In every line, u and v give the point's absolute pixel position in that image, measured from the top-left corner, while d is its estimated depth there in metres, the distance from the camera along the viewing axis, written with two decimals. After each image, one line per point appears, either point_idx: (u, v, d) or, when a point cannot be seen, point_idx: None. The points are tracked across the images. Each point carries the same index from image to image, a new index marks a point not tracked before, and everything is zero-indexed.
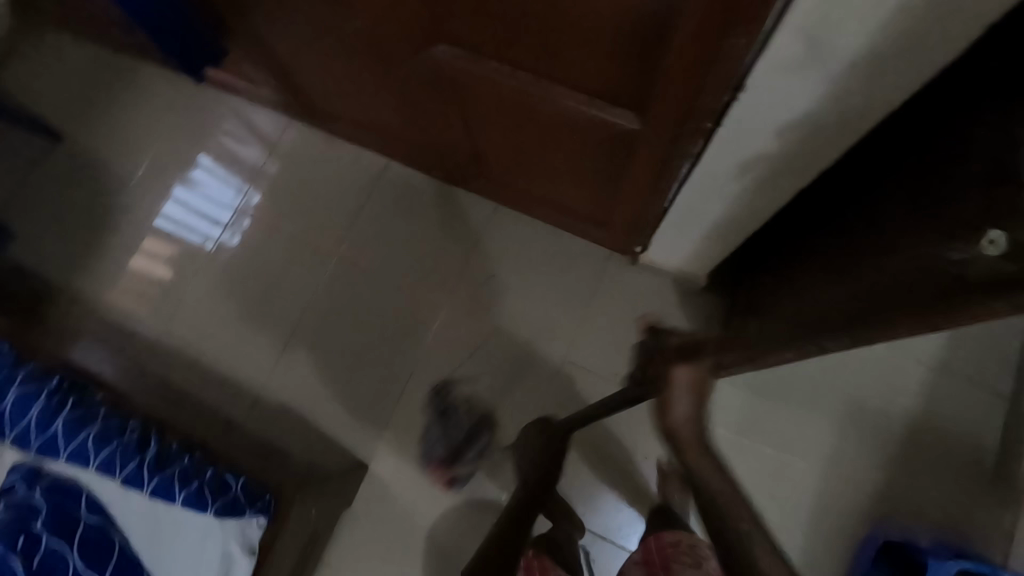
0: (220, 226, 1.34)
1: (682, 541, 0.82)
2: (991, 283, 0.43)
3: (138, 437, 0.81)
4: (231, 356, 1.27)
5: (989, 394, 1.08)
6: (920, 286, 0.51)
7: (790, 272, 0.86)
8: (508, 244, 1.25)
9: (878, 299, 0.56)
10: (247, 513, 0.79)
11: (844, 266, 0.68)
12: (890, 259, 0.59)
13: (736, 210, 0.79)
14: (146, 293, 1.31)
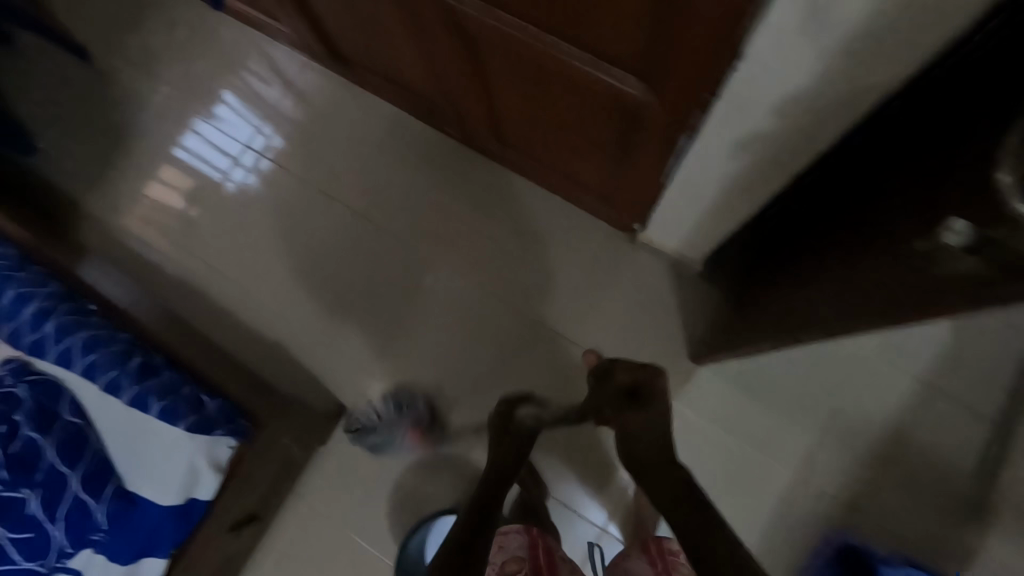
0: (237, 165, 1.35)
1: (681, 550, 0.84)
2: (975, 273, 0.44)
3: (125, 347, 0.84)
4: (233, 289, 1.30)
5: (976, 418, 1.06)
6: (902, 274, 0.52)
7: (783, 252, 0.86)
8: (512, 211, 1.25)
9: (865, 285, 0.58)
10: (217, 432, 0.81)
11: (830, 249, 0.69)
12: (870, 243, 0.60)
13: (733, 193, 0.77)
14: (157, 217, 1.34)
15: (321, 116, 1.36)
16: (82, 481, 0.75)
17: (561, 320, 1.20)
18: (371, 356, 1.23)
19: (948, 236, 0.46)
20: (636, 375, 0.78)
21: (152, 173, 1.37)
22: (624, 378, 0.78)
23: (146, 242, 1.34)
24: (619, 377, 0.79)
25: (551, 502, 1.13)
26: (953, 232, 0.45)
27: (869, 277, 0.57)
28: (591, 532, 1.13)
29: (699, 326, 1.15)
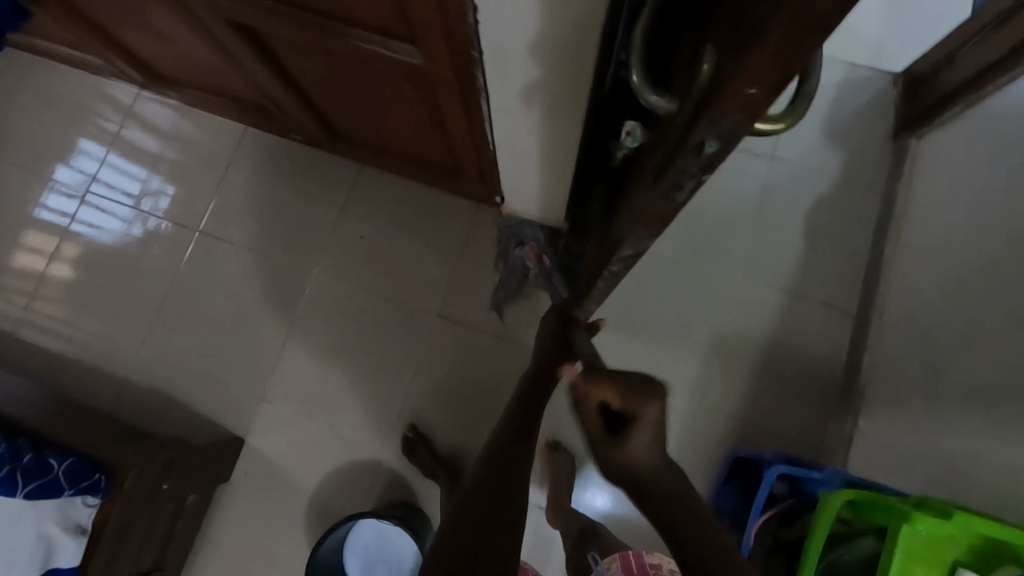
0: (121, 218, 1.27)
1: (662, 564, 0.79)
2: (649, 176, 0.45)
3: None
4: (103, 341, 1.22)
5: (839, 314, 1.15)
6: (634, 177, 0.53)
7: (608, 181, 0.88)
8: (381, 206, 1.24)
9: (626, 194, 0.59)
10: (65, 494, 0.78)
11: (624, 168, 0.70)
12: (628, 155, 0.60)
13: (546, 144, 0.79)
14: (13, 283, 1.25)
15: (171, 145, 1.29)
16: None
17: (448, 302, 1.20)
18: (264, 380, 1.19)
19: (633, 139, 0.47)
20: (621, 397, 0.47)
21: (12, 242, 1.27)
22: (612, 404, 0.47)
23: (4, 313, 1.24)
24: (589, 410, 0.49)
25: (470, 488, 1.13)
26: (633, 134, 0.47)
27: (627, 198, 0.59)
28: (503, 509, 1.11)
29: None
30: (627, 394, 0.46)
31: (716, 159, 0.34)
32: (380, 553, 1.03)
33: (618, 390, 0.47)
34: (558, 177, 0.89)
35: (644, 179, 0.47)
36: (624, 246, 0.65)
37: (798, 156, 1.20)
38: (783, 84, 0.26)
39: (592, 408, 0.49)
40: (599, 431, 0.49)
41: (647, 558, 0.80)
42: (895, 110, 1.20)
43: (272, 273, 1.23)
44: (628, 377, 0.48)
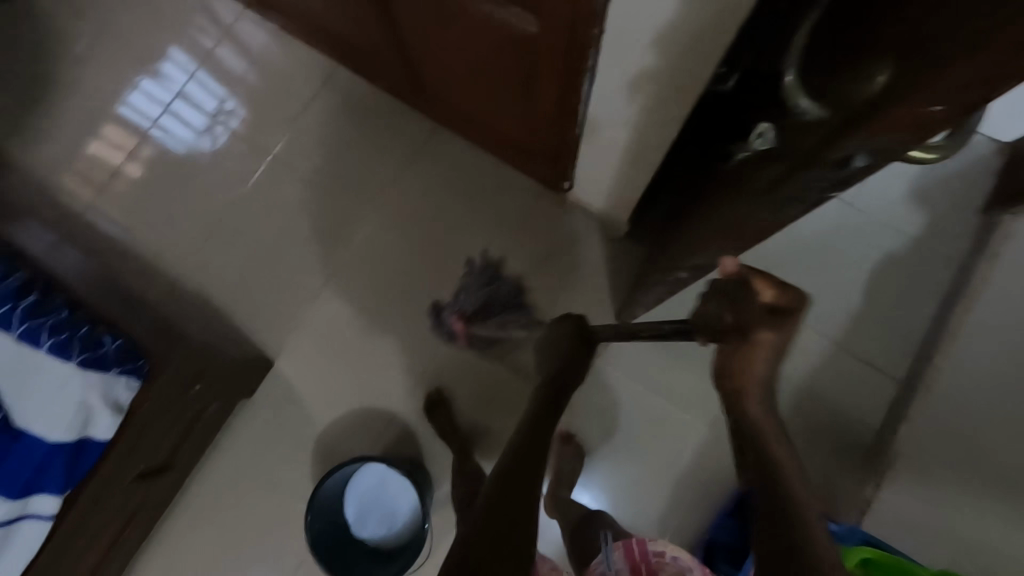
0: (195, 132, 1.31)
1: (666, 552, 0.79)
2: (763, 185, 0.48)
3: (19, 282, 0.82)
4: (159, 240, 1.27)
5: (882, 375, 1.11)
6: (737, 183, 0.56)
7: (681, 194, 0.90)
8: (448, 168, 1.25)
9: (716, 202, 0.62)
10: (112, 371, 0.82)
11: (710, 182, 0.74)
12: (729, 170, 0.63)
13: (635, 137, 0.78)
14: (86, 171, 1.30)
15: (258, 68, 1.32)
16: None
17: (434, 306, 1.21)
18: (302, 310, 1.22)
19: (759, 143, 0.50)
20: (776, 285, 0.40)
21: (94, 131, 1.32)
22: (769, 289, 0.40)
23: (73, 198, 1.29)
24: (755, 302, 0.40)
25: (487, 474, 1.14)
26: (764, 138, 0.49)
27: (716, 207, 0.60)
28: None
29: (625, 282, 1.17)
30: (784, 284, 0.40)
31: (854, 171, 0.37)
32: (375, 501, 1.05)
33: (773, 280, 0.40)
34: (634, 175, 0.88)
35: (747, 191, 0.50)
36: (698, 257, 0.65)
37: (879, 208, 1.16)
38: (964, 110, 0.29)
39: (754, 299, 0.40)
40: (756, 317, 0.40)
41: (650, 547, 0.80)
42: (992, 179, 1.15)
43: (330, 210, 1.25)
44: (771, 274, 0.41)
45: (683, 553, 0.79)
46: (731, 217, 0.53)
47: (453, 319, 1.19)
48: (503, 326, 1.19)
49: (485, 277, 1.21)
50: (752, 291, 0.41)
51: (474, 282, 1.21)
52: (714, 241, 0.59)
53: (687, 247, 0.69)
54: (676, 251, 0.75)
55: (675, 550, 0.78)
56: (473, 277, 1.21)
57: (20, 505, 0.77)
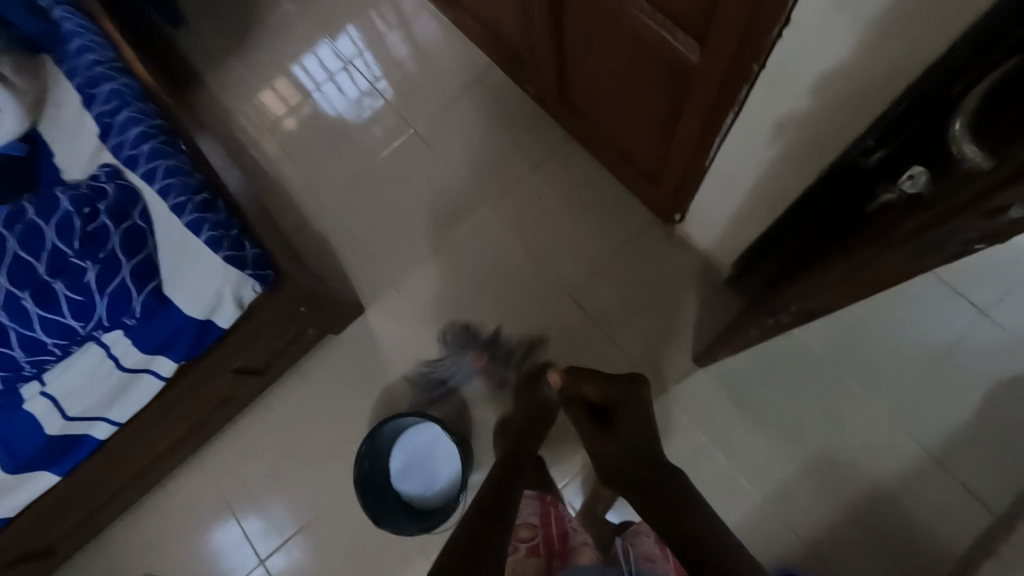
0: (346, 102, 1.47)
1: None
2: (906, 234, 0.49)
3: (196, 183, 0.97)
4: (300, 182, 1.43)
5: (979, 505, 1.00)
6: (881, 231, 0.57)
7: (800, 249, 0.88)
8: (565, 178, 1.31)
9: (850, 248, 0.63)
10: (245, 272, 0.92)
11: (840, 236, 0.73)
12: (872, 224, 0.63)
13: (767, 182, 0.79)
14: (257, 113, 1.50)
15: (420, 55, 1.47)
16: (131, 271, 0.84)
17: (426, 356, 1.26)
18: (402, 272, 1.32)
19: (909, 184, 0.57)
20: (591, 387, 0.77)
21: (273, 80, 1.52)
22: (595, 394, 0.77)
23: (240, 132, 1.49)
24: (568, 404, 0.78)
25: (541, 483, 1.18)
26: (913, 181, 0.57)
27: (837, 260, 0.62)
28: None
29: (711, 329, 1.16)
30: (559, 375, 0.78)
31: (999, 226, 0.39)
32: (421, 460, 1.10)
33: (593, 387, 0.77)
34: (753, 218, 0.89)
35: (881, 241, 0.52)
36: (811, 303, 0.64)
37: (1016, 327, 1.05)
38: None
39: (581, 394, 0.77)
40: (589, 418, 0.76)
41: None
42: None
43: (449, 190, 1.36)
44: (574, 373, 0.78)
45: None
46: (853, 265, 0.55)
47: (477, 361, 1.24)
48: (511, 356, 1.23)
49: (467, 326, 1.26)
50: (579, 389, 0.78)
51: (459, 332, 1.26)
52: (834, 292, 0.58)
53: (796, 295, 0.68)
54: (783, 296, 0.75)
55: None
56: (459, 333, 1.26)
57: (148, 360, 0.90)
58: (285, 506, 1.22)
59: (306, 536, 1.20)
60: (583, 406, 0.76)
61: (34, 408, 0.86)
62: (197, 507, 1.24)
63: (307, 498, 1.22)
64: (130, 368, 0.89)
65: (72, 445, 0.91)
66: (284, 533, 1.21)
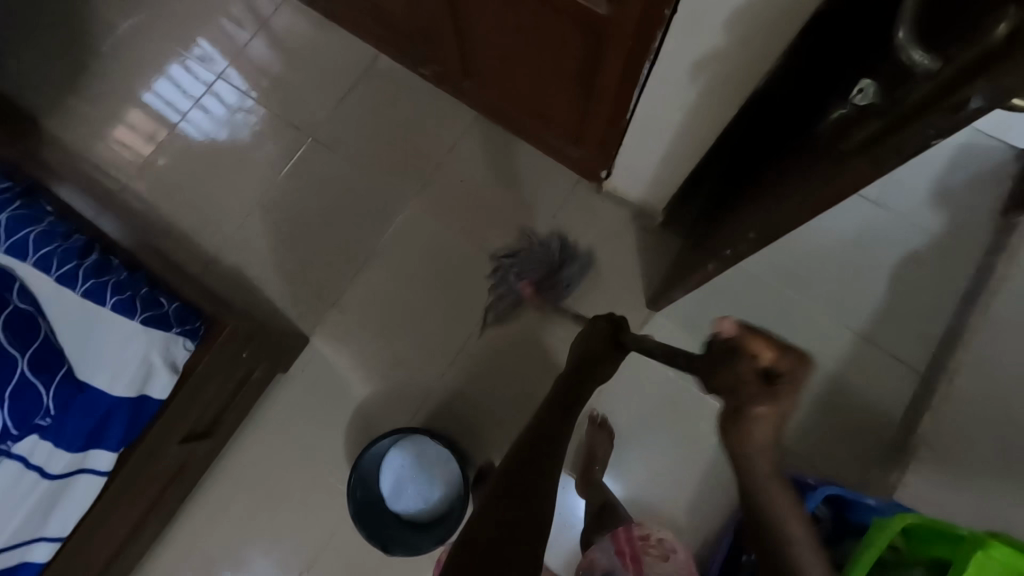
0: (216, 123, 1.33)
1: (650, 534, 0.95)
2: (859, 146, 0.53)
3: (81, 245, 0.85)
4: (196, 219, 1.28)
5: (908, 369, 1.14)
6: (826, 142, 0.62)
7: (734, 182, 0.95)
8: (484, 157, 1.29)
9: (798, 164, 0.68)
10: (173, 330, 0.84)
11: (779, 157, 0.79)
12: (808, 139, 0.69)
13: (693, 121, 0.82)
14: (120, 154, 1.32)
15: (297, 57, 1.35)
16: (30, 363, 0.71)
17: (389, 368, 1.20)
18: (339, 289, 1.24)
19: (859, 99, 0.55)
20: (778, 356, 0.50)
21: (129, 113, 1.34)
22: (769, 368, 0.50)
23: (108, 180, 1.30)
24: (733, 370, 0.51)
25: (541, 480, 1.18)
26: (862, 94, 0.54)
27: (794, 177, 0.67)
28: None
29: (658, 271, 1.22)
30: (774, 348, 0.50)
31: (955, 124, 0.43)
32: (415, 472, 1.06)
33: (780, 347, 0.50)
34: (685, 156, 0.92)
35: (836, 157, 0.57)
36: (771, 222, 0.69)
37: (900, 206, 1.20)
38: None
39: (749, 368, 0.50)
40: (751, 392, 0.50)
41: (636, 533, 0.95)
42: (1009, 183, 1.18)
43: (368, 193, 1.28)
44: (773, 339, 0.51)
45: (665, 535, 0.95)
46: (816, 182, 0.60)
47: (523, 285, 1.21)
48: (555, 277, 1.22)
49: (543, 248, 1.23)
50: (754, 352, 0.50)
51: (536, 251, 1.22)
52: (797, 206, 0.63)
53: (756, 219, 0.74)
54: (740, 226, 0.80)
55: (657, 532, 0.95)
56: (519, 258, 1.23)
57: (80, 458, 0.78)
58: (275, 565, 1.13)
59: None
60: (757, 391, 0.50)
61: None
62: None
63: (298, 549, 1.13)
64: (60, 474, 0.77)
65: None
66: None
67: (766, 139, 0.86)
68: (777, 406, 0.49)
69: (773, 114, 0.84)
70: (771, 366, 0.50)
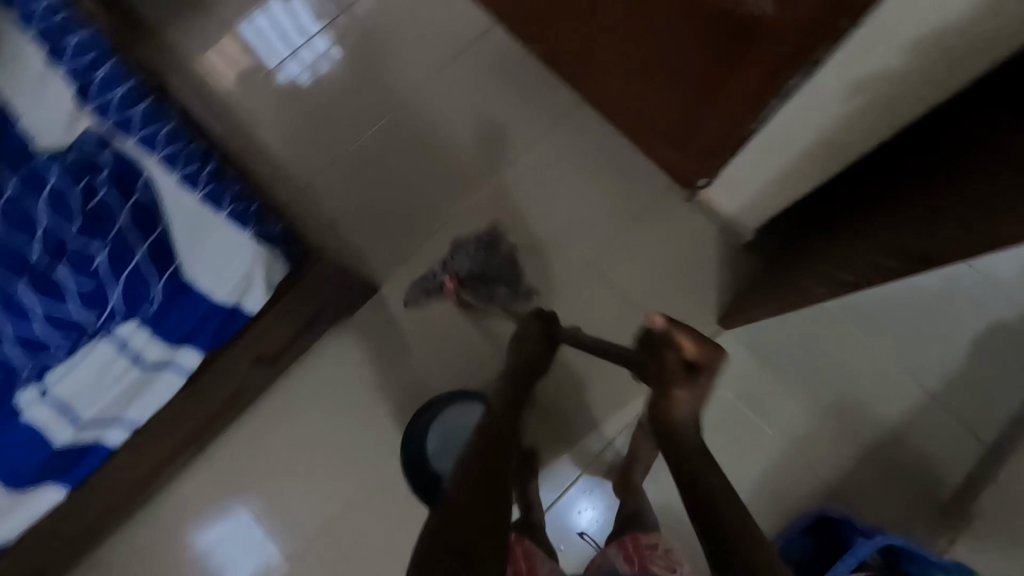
0: (302, 67, 1.33)
1: (657, 544, 0.90)
2: None
3: (202, 149, 0.84)
4: (286, 152, 1.30)
5: (974, 436, 1.11)
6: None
7: (846, 206, 0.93)
8: (578, 144, 1.28)
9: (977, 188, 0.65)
10: (276, 251, 0.85)
11: (928, 175, 0.76)
12: (984, 162, 0.66)
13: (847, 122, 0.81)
14: (219, 78, 1.33)
15: (410, 12, 1.35)
16: (148, 254, 0.74)
17: (450, 332, 1.21)
18: (413, 246, 1.25)
19: None
20: (698, 347, 0.70)
21: (234, 39, 1.35)
22: (687, 351, 0.70)
23: (205, 101, 1.32)
24: (672, 354, 0.71)
25: (574, 480, 1.16)
26: None
27: (956, 204, 0.68)
28: (574, 476, 1.16)
29: (731, 291, 1.20)
30: (699, 343, 0.70)
31: None
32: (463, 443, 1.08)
33: (698, 339, 0.71)
34: (818, 162, 0.91)
35: None
36: (925, 244, 0.70)
37: None
38: None
39: (676, 354, 0.71)
40: (675, 375, 0.71)
41: (644, 540, 0.90)
42: None
43: (458, 158, 1.29)
44: (694, 333, 0.72)
45: (672, 547, 0.90)
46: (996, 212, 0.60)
47: (446, 279, 1.18)
48: (490, 294, 1.18)
49: (489, 249, 1.20)
50: (681, 344, 0.71)
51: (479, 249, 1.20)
52: (954, 238, 0.65)
53: (895, 242, 0.76)
54: (878, 246, 0.79)
55: (664, 542, 0.90)
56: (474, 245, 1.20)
57: (169, 354, 0.83)
58: (308, 498, 1.16)
59: (335, 527, 1.15)
60: (681, 366, 0.71)
61: (35, 419, 0.74)
62: (207, 510, 1.15)
63: (332, 488, 1.16)
64: (150, 365, 0.82)
65: (82, 451, 0.84)
66: (309, 527, 1.15)
67: (900, 158, 0.84)
68: (693, 388, 0.71)
69: (916, 136, 0.82)
70: (692, 356, 0.71)
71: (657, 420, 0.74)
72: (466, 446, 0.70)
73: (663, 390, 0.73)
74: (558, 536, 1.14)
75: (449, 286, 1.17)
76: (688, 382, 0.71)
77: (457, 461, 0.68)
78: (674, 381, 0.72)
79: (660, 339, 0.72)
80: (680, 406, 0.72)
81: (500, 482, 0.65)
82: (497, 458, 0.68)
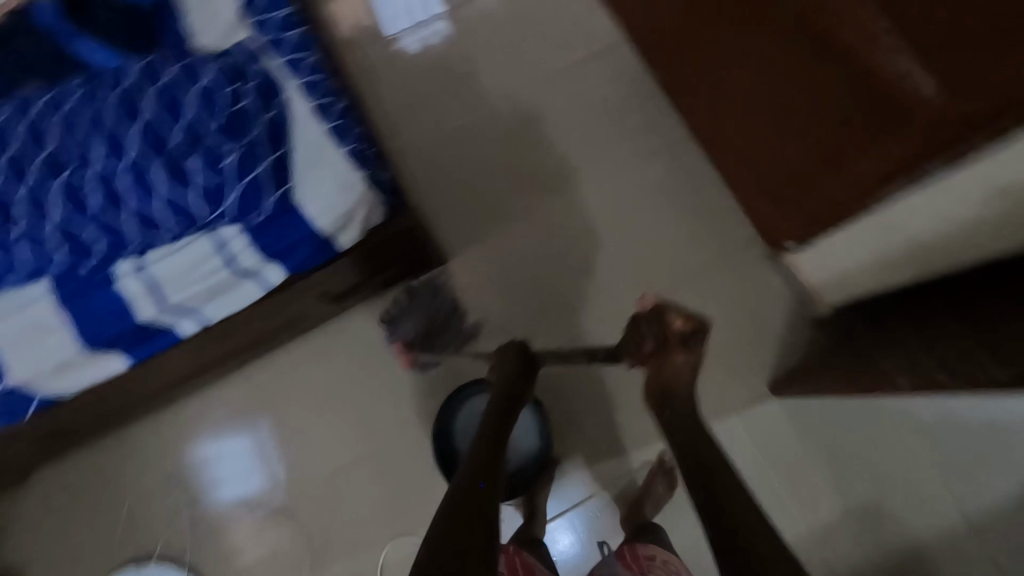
0: (414, 40, 1.38)
1: (656, 555, 0.89)
2: None
3: (338, 88, 0.90)
4: (395, 109, 1.34)
5: None
6: None
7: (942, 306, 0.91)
8: (676, 176, 1.28)
9: None
10: (380, 199, 0.86)
11: None
12: None
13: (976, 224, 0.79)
14: (347, 26, 1.39)
15: (548, 10, 1.38)
16: (269, 168, 0.77)
17: (502, 322, 1.22)
18: (489, 229, 1.26)
19: None
20: (687, 319, 0.80)
21: None
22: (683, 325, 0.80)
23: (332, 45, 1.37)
24: (668, 325, 0.80)
25: (584, 496, 1.15)
26: None
27: None
28: (584, 493, 1.15)
29: (791, 359, 1.18)
30: (687, 316, 0.80)
31: None
32: None
33: (685, 313, 0.80)
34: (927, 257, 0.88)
35: None
36: None
37: None
38: None
39: (671, 323, 0.80)
40: (674, 342, 0.81)
41: (642, 551, 0.90)
42: None
43: (555, 158, 1.30)
44: (677, 307, 0.80)
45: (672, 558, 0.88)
46: None
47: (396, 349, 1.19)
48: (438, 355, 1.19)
49: (430, 298, 1.20)
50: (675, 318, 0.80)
51: (420, 302, 1.20)
52: None
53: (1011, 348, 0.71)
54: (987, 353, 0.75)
55: (664, 553, 0.89)
56: (404, 304, 1.20)
57: (260, 265, 0.84)
58: (327, 438, 1.18)
59: (344, 473, 1.17)
60: (677, 339, 0.80)
61: (125, 289, 0.79)
62: (231, 422, 1.19)
63: (352, 435, 1.18)
64: (239, 271, 0.83)
65: (154, 332, 0.87)
66: (320, 466, 1.17)
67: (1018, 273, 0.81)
68: (690, 352, 0.81)
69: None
70: (684, 327, 0.80)
71: (657, 402, 0.84)
72: (446, 497, 0.66)
73: (665, 360, 0.82)
74: (557, 545, 1.13)
75: (397, 352, 1.19)
76: (689, 350, 0.80)
77: (443, 503, 0.65)
78: (675, 349, 0.81)
79: (652, 321, 0.82)
80: (673, 371, 0.82)
81: (481, 521, 0.61)
82: (477, 498, 0.65)
